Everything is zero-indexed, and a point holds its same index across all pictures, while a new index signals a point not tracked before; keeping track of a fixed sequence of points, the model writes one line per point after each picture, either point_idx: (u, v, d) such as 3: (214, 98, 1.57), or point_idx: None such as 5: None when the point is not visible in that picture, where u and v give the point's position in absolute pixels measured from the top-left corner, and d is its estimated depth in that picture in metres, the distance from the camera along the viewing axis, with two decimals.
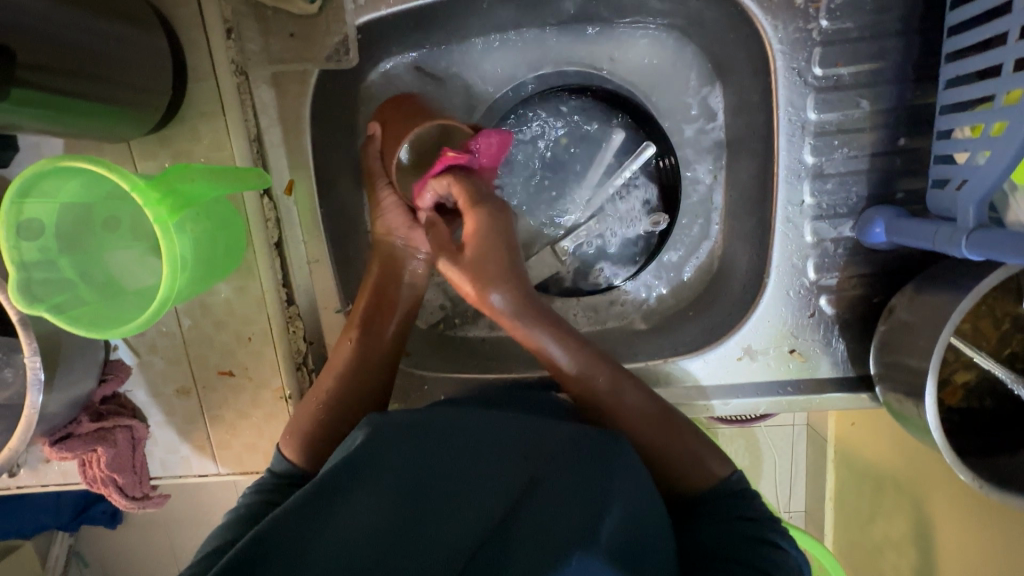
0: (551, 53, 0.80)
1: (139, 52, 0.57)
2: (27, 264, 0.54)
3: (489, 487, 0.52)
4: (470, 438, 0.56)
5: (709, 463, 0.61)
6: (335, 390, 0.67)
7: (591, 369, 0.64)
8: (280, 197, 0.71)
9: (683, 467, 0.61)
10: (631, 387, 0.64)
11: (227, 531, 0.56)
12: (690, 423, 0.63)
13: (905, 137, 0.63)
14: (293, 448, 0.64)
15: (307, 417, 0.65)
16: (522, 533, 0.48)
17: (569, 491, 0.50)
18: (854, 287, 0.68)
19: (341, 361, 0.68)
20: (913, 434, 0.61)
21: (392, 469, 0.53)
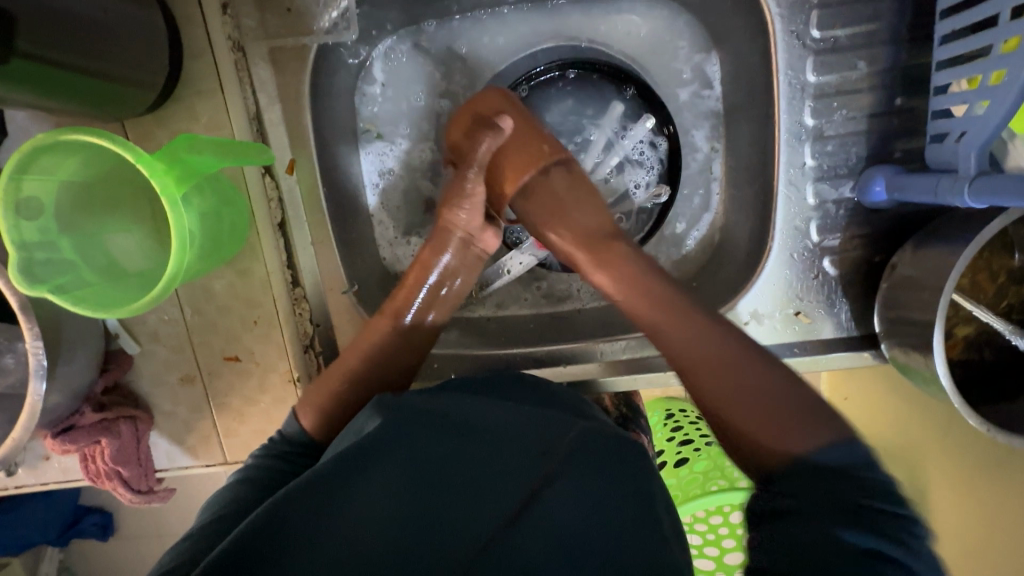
0: (546, 28, 0.80)
1: (137, 26, 0.56)
2: (28, 244, 0.52)
3: (503, 480, 0.50)
4: (489, 427, 0.55)
5: (791, 439, 0.50)
6: (358, 372, 0.65)
7: (704, 347, 0.57)
8: (282, 176, 0.70)
9: (767, 449, 0.51)
10: (726, 381, 0.55)
11: (221, 505, 0.53)
12: (821, 408, 0.51)
13: (901, 97, 0.64)
14: (313, 421, 0.63)
15: (326, 392, 0.64)
16: (532, 531, 0.46)
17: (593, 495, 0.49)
18: (856, 247, 0.69)
19: (366, 346, 0.67)
20: (920, 387, 0.63)
21: (408, 452, 0.52)
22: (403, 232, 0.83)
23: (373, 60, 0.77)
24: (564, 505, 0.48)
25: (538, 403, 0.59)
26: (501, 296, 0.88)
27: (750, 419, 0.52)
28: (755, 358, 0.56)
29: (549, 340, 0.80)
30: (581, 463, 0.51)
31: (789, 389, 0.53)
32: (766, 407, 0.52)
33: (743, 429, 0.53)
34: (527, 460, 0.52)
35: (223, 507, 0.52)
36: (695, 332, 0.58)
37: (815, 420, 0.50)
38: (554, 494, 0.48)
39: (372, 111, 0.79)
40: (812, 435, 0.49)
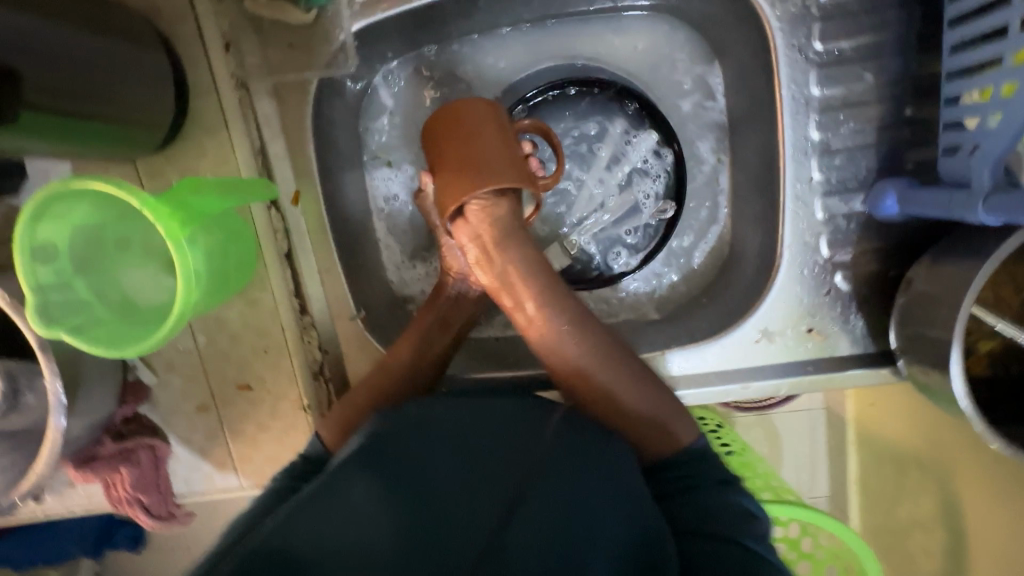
0: (544, 47, 0.80)
1: (142, 71, 0.58)
2: (44, 286, 0.54)
3: (497, 481, 0.50)
4: (483, 429, 0.54)
5: (678, 425, 0.60)
6: (385, 388, 0.68)
7: (580, 352, 0.60)
8: (288, 208, 0.71)
9: (666, 441, 0.60)
10: (616, 371, 0.60)
11: (241, 523, 0.53)
12: (679, 408, 0.61)
13: (911, 107, 0.62)
14: (334, 438, 0.65)
15: (353, 404, 0.66)
16: (532, 529, 0.47)
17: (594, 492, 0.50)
18: (869, 261, 0.67)
19: (395, 363, 0.69)
20: (940, 406, 0.60)
21: (410, 455, 0.51)
22: (409, 254, 0.83)
23: (381, 88, 0.79)
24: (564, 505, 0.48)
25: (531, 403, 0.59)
26: (508, 315, 0.88)
27: (638, 406, 0.59)
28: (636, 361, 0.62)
29: None
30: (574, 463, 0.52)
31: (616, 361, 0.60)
32: (651, 397, 0.60)
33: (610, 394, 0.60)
34: (521, 464, 0.52)
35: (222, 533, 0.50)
36: (585, 334, 0.60)
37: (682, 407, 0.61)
38: (551, 497, 0.49)
39: (380, 141, 0.81)
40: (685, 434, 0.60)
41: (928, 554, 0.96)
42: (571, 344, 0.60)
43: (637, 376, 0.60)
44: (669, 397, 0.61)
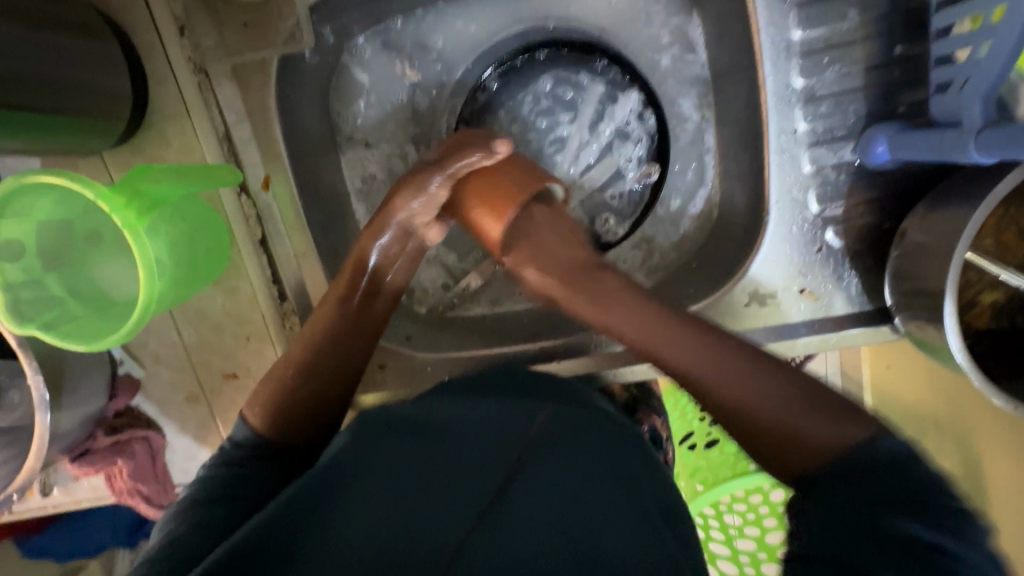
0: (515, 9, 0.75)
1: (94, 62, 0.57)
2: (13, 285, 0.54)
3: (475, 475, 0.53)
4: (462, 429, 0.59)
5: (817, 429, 0.49)
6: (311, 361, 0.64)
7: (716, 373, 0.54)
8: (258, 194, 0.70)
9: (800, 445, 0.49)
10: (738, 368, 0.53)
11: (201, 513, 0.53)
12: (837, 409, 0.49)
13: (902, 44, 0.58)
14: (264, 419, 0.61)
15: (276, 384, 0.62)
16: (501, 527, 0.48)
17: (578, 489, 0.53)
18: (863, 215, 0.63)
19: (313, 334, 0.65)
20: (940, 362, 0.57)
21: (393, 453, 0.55)
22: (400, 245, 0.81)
23: (354, 67, 0.74)
24: (537, 497, 0.51)
25: (510, 399, 0.63)
26: (497, 292, 0.86)
27: (770, 415, 0.50)
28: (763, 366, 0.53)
29: (544, 335, 0.79)
30: (551, 447, 0.57)
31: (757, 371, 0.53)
32: (778, 403, 0.51)
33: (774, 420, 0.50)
34: (498, 457, 0.55)
35: (191, 523, 0.52)
36: (713, 352, 0.54)
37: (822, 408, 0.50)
38: (529, 473, 0.53)
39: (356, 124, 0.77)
40: (838, 428, 0.48)
41: None
42: (681, 347, 0.56)
43: (783, 390, 0.51)
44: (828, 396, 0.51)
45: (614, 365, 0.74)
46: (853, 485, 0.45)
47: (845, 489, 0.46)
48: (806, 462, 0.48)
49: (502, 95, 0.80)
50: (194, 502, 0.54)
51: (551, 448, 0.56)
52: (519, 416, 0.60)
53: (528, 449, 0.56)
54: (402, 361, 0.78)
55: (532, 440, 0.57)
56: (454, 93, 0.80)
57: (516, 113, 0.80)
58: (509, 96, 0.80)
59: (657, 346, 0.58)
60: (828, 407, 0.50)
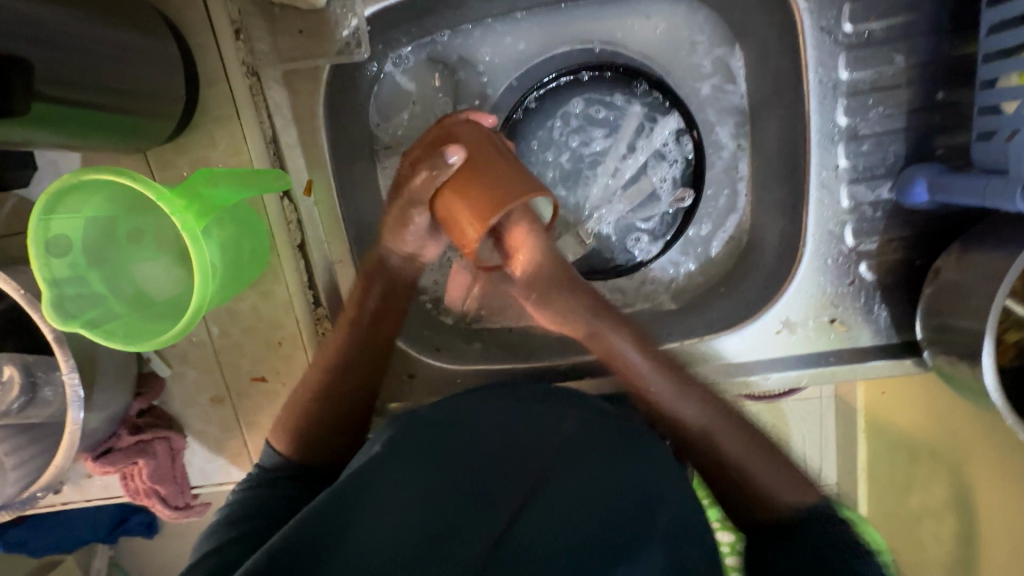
0: (561, 31, 0.77)
1: (152, 60, 0.56)
2: (59, 281, 0.53)
3: (508, 475, 0.55)
4: (504, 429, 0.59)
5: (786, 493, 0.60)
6: (326, 386, 0.64)
7: (731, 443, 0.62)
8: (299, 199, 0.70)
9: (770, 501, 0.60)
10: (768, 466, 0.61)
11: (242, 523, 0.56)
12: (800, 474, 0.62)
13: (944, 90, 0.60)
14: (287, 445, 0.63)
15: (295, 411, 0.63)
16: (534, 527, 0.50)
17: (606, 490, 0.54)
18: (894, 251, 0.65)
19: (327, 359, 0.65)
20: (967, 398, 0.59)
21: (431, 458, 0.56)
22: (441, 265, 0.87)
23: (397, 75, 0.77)
24: (566, 511, 0.52)
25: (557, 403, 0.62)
26: None
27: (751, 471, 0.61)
28: (742, 429, 0.63)
29: (572, 351, 0.79)
30: (581, 455, 0.56)
31: (753, 442, 0.62)
32: (766, 464, 0.61)
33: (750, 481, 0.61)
34: (522, 469, 0.55)
35: (234, 535, 0.55)
36: (738, 425, 0.63)
37: (783, 463, 0.62)
38: (566, 477, 0.54)
39: (396, 135, 0.78)
40: (795, 491, 0.60)
41: (941, 543, 0.96)
42: (666, 390, 0.63)
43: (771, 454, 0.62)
44: (788, 461, 0.62)
45: None
46: (804, 527, 0.58)
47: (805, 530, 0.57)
48: (766, 513, 0.60)
49: (535, 112, 0.79)
50: (240, 515, 0.57)
51: (580, 455, 0.56)
52: (548, 421, 0.59)
53: (554, 457, 0.56)
54: (429, 371, 0.78)
55: (557, 446, 0.57)
56: (495, 106, 0.79)
57: (548, 129, 0.79)
58: (543, 113, 0.79)
59: (668, 400, 0.63)
60: (791, 469, 0.61)
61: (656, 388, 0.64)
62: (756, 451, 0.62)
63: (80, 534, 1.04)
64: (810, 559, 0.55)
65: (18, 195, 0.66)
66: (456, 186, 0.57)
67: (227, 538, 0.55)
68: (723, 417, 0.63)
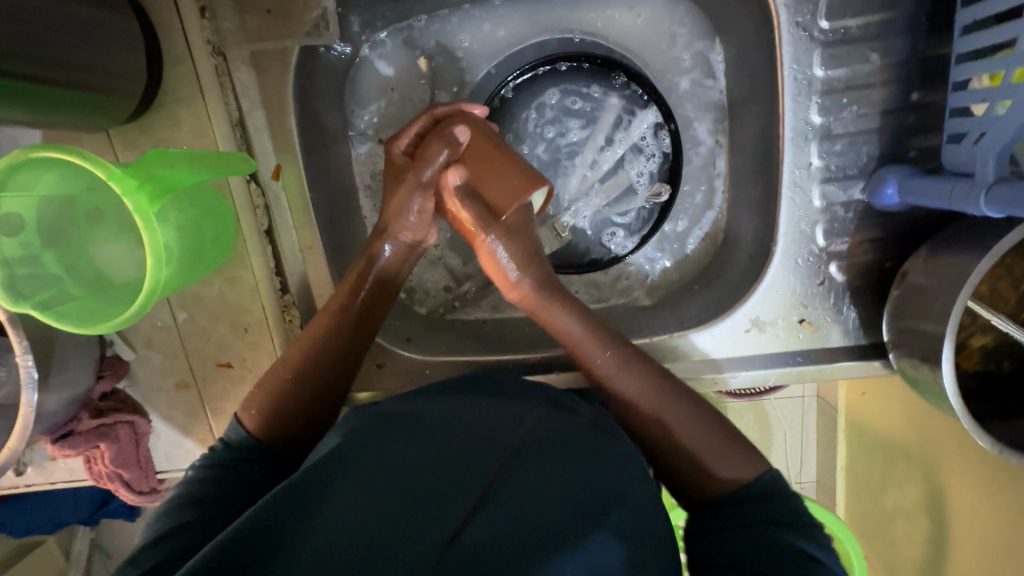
0: (539, 18, 0.76)
1: (111, 36, 0.55)
2: (10, 260, 0.52)
3: (468, 468, 0.54)
4: (461, 426, 0.59)
5: (721, 465, 0.57)
6: (308, 364, 0.63)
7: (669, 416, 0.60)
8: (267, 182, 0.69)
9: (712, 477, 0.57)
10: (705, 440, 0.58)
11: (186, 506, 0.53)
12: (742, 451, 0.58)
13: (919, 91, 0.60)
14: (259, 421, 0.61)
15: (271, 388, 0.62)
16: (491, 522, 0.49)
17: (559, 485, 0.54)
18: (866, 253, 0.65)
19: (313, 340, 0.64)
20: (929, 401, 0.59)
21: (390, 452, 0.56)
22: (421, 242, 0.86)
23: (375, 59, 0.75)
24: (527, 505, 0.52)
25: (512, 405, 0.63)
26: (498, 298, 0.87)
27: (701, 447, 0.58)
28: (699, 405, 0.61)
29: (545, 344, 0.79)
30: (541, 454, 0.56)
31: (703, 421, 0.59)
32: (707, 443, 0.58)
33: (693, 456, 0.58)
34: (483, 462, 0.55)
35: (178, 518, 0.52)
36: (674, 400, 0.61)
37: (736, 447, 0.58)
38: (525, 475, 0.54)
39: (371, 121, 0.77)
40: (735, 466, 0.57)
41: (911, 542, 0.97)
42: (607, 365, 0.62)
43: (716, 435, 0.59)
44: (740, 440, 0.59)
45: None
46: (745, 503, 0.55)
47: (738, 510, 0.54)
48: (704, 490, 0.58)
49: (515, 102, 0.78)
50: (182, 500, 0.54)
51: (543, 453, 0.56)
52: (508, 422, 0.60)
53: (514, 454, 0.56)
54: (400, 361, 0.77)
55: (517, 444, 0.57)
56: (473, 94, 0.78)
57: (527, 120, 0.78)
58: (521, 103, 0.78)
59: (607, 371, 0.62)
60: (743, 449, 0.58)
61: (599, 359, 0.63)
62: (699, 432, 0.59)
63: (62, 516, 1.03)
64: (744, 538, 0.52)
65: None
66: (466, 172, 0.65)
67: (170, 523, 0.52)
68: (676, 397, 0.61)
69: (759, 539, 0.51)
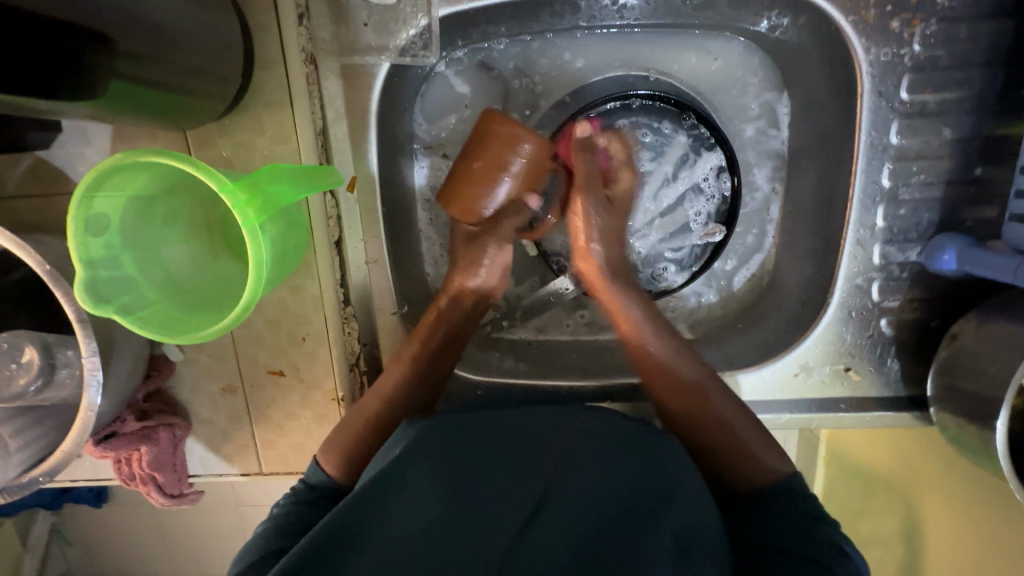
0: (617, 52, 0.77)
1: (215, 38, 0.54)
2: (94, 261, 0.50)
3: (523, 478, 0.54)
4: (516, 432, 0.58)
5: (763, 454, 0.61)
6: (381, 413, 0.64)
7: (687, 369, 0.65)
8: (341, 194, 0.68)
9: (757, 467, 0.61)
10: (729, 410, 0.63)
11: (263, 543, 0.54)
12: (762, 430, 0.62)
13: (981, 167, 0.64)
14: (336, 465, 0.61)
15: (349, 434, 0.62)
16: (552, 526, 0.49)
17: (615, 487, 0.52)
18: (914, 311, 0.69)
19: (388, 389, 0.65)
20: (969, 457, 0.63)
21: (446, 461, 0.55)
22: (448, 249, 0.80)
23: (450, 76, 0.75)
24: (584, 504, 0.51)
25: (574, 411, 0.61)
26: (545, 320, 0.87)
27: (722, 414, 0.63)
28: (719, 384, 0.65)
29: (594, 372, 0.79)
30: (592, 453, 0.54)
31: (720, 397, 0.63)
32: (739, 421, 0.62)
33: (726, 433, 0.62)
34: (534, 470, 0.54)
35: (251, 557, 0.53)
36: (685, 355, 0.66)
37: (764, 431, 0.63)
38: (578, 478, 0.53)
39: (439, 136, 0.77)
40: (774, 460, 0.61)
41: None
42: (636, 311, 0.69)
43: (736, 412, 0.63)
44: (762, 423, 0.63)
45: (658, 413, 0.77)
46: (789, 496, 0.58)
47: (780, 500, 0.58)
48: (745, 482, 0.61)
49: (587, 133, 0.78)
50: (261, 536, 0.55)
51: (598, 451, 0.55)
52: (557, 428, 0.58)
53: (562, 460, 0.55)
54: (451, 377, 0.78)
55: (565, 449, 0.56)
56: (544, 118, 0.79)
57: None
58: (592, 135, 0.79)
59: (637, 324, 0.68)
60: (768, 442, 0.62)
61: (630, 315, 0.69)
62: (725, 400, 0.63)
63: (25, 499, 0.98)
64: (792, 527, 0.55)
65: (35, 155, 0.62)
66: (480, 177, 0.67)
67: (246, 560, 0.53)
68: (689, 357, 0.66)
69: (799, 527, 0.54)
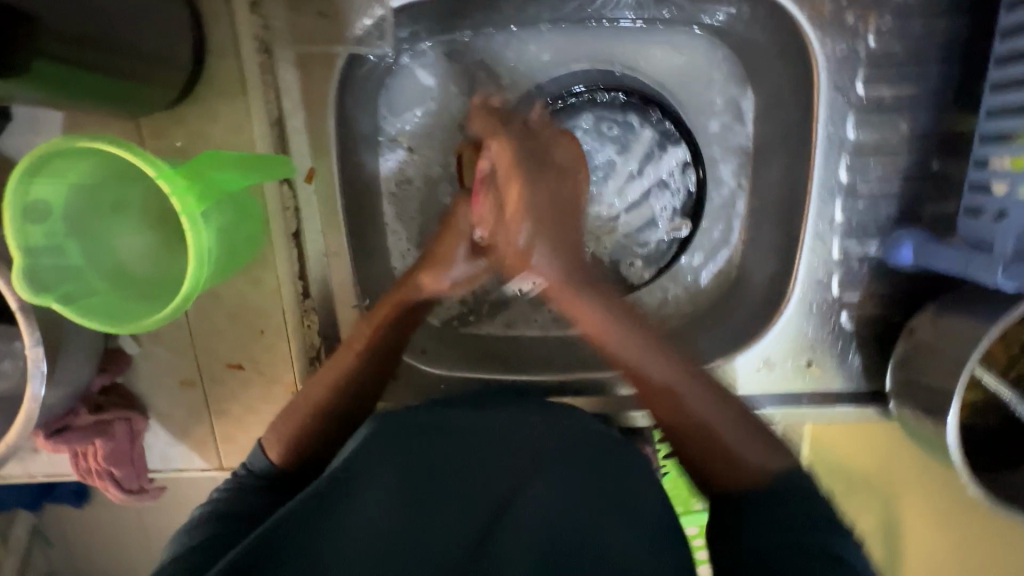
0: (581, 47, 0.77)
1: (163, 25, 0.53)
2: (34, 249, 0.50)
3: (484, 484, 0.55)
4: (482, 437, 0.58)
5: (746, 450, 0.58)
6: (327, 402, 0.62)
7: (664, 374, 0.61)
8: (299, 185, 0.67)
9: (741, 470, 0.57)
10: (709, 408, 0.60)
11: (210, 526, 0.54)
12: (763, 436, 0.59)
13: (937, 162, 0.64)
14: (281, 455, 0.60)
15: (294, 422, 0.61)
16: (507, 540, 0.51)
17: (573, 496, 0.54)
18: (875, 306, 0.69)
19: (333, 378, 0.63)
20: (926, 450, 0.63)
21: (410, 463, 0.55)
22: (415, 244, 0.77)
23: (415, 68, 0.74)
24: (542, 519, 0.52)
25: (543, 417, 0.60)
26: (512, 315, 0.85)
27: (706, 416, 0.59)
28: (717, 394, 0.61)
29: (559, 367, 0.79)
30: (550, 465, 0.56)
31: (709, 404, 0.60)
32: (726, 428, 0.59)
33: (703, 423, 0.59)
34: (496, 475, 0.55)
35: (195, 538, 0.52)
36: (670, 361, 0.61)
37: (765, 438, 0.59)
38: (541, 489, 0.54)
39: (404, 128, 0.75)
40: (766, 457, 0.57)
41: None
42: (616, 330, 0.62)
43: (733, 421, 0.60)
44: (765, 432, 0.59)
45: (623, 407, 0.76)
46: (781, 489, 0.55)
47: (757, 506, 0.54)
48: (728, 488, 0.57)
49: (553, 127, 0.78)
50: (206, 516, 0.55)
51: (558, 461, 0.56)
52: (517, 431, 0.58)
53: (530, 467, 0.55)
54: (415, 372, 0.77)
55: (534, 455, 0.56)
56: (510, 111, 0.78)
57: None
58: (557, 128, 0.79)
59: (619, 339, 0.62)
60: (765, 446, 0.58)
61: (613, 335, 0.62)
62: (714, 405, 0.60)
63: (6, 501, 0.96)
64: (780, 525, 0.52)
65: None
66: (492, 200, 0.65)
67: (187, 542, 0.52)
68: (679, 367, 0.61)
69: (787, 524, 0.52)
